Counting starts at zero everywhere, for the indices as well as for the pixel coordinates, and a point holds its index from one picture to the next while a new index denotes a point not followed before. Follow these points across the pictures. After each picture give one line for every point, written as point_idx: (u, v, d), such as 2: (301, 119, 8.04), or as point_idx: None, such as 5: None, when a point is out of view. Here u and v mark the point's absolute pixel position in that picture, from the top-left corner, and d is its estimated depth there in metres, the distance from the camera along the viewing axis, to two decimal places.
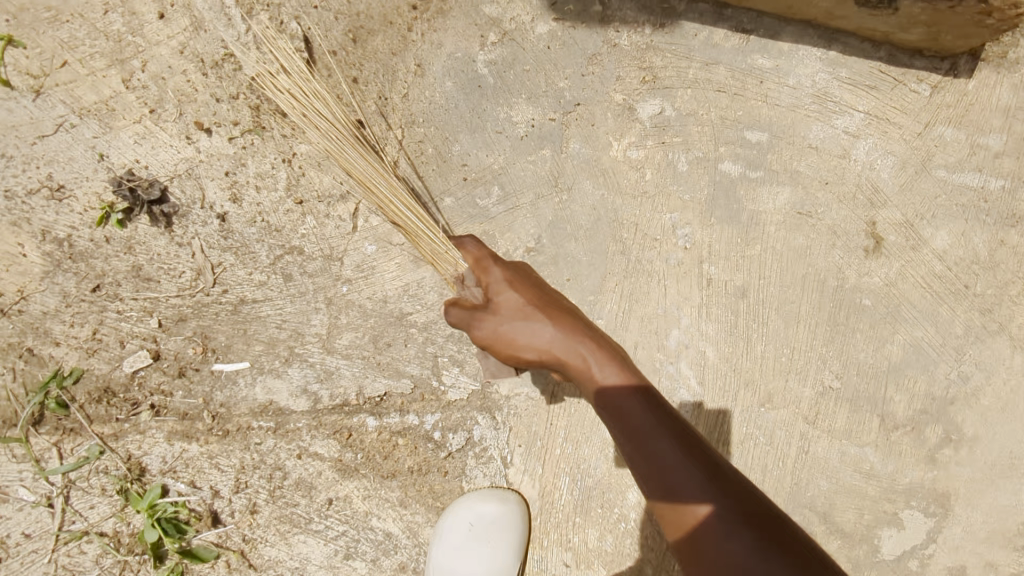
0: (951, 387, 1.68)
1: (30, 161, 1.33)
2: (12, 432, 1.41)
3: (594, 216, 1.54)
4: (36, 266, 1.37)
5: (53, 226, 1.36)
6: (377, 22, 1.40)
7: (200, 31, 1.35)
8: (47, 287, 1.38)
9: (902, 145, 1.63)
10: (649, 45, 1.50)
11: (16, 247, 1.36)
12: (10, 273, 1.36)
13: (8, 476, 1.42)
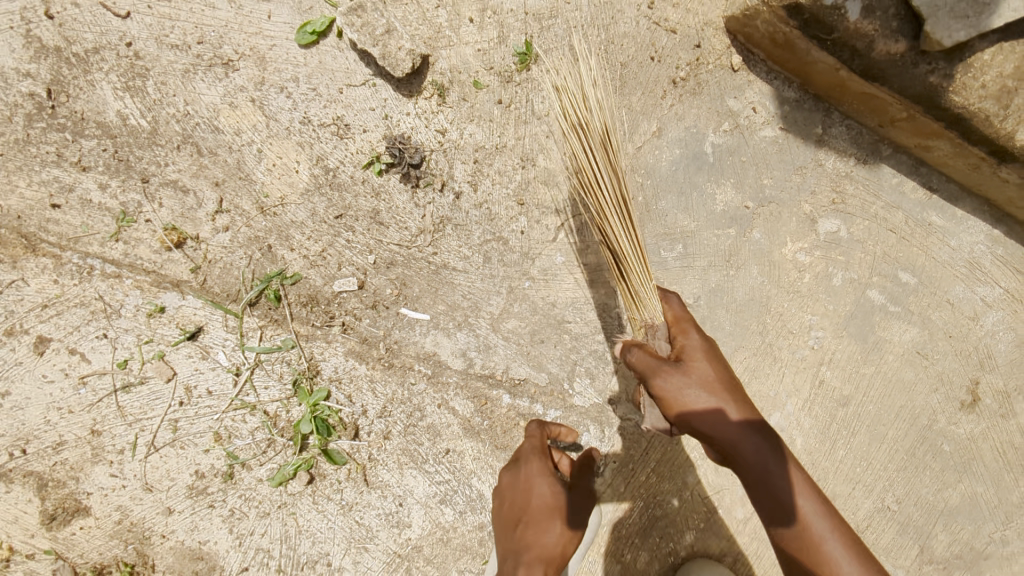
0: (990, 544, 1.87)
1: (332, 101, 1.58)
2: (232, 306, 1.64)
3: (749, 296, 1.77)
4: (301, 183, 1.62)
5: (328, 156, 1.61)
6: (640, 82, 1.63)
7: (503, 45, 1.58)
8: (302, 202, 1.63)
9: None
10: (848, 174, 1.72)
11: (293, 162, 1.60)
12: (280, 181, 1.61)
13: (214, 338, 1.65)
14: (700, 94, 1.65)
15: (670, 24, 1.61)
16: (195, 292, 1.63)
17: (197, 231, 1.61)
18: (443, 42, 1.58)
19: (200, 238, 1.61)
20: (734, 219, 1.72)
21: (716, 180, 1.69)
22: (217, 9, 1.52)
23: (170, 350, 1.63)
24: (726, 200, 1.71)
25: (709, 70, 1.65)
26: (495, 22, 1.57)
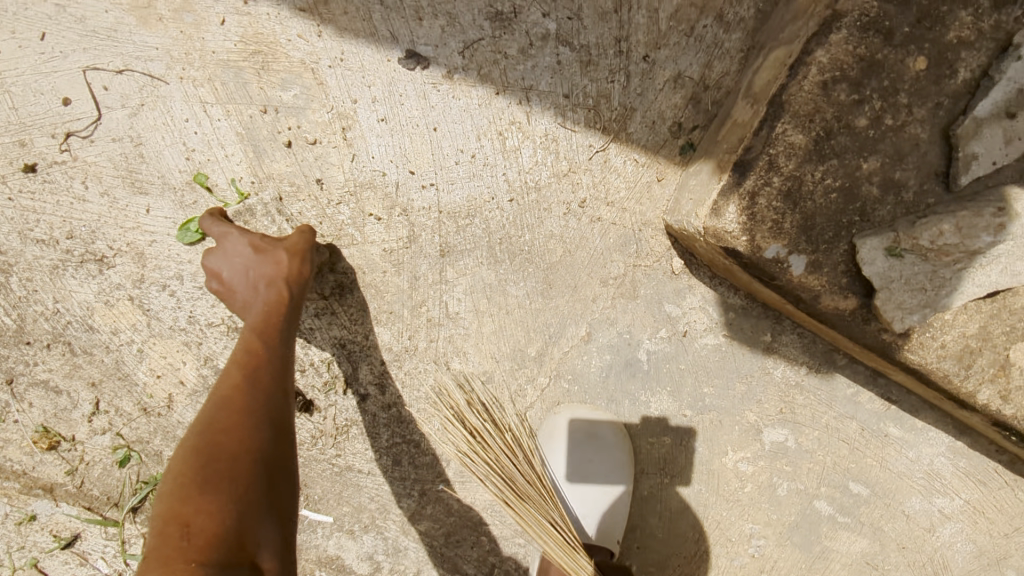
0: None
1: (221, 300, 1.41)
2: (112, 513, 1.49)
3: (685, 503, 1.62)
4: (188, 382, 1.45)
5: (217, 356, 1.44)
6: (569, 285, 1.47)
7: (413, 245, 1.41)
8: (190, 402, 1.46)
9: (986, 537, 1.69)
10: (798, 382, 1.56)
11: (179, 362, 1.44)
12: (163, 380, 1.45)
13: (93, 545, 1.50)
14: (636, 297, 1.48)
15: (603, 223, 1.43)
16: (71, 497, 1.48)
17: (72, 432, 1.46)
18: (346, 240, 1.40)
19: (75, 440, 1.46)
20: (669, 427, 1.57)
21: (650, 387, 1.54)
22: (86, 201, 1.34)
23: (44, 556, 1.49)
24: (661, 408, 1.55)
25: (646, 272, 1.47)
26: (404, 220, 1.39)
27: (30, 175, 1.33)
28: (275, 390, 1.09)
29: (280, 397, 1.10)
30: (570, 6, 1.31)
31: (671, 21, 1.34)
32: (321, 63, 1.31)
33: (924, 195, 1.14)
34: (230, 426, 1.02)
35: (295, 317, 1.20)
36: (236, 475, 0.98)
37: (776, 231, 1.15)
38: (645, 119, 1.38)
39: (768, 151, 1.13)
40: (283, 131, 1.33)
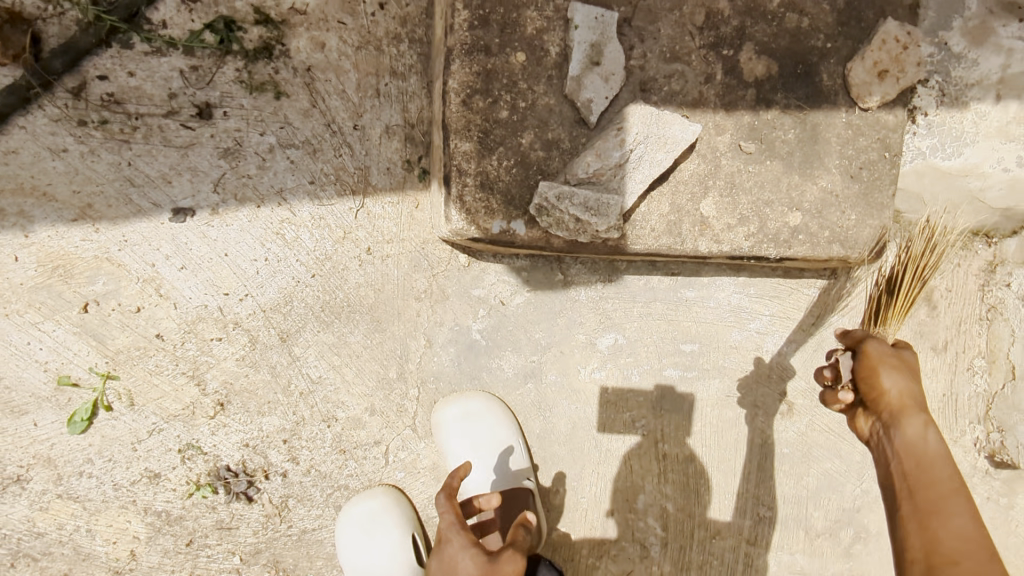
0: None
1: (132, 460, 1.69)
2: None
3: (571, 423, 1.97)
4: (141, 533, 1.72)
5: (153, 502, 1.71)
6: (393, 312, 1.79)
7: (257, 344, 1.72)
8: (151, 547, 1.72)
9: (802, 332, 2.07)
10: (601, 296, 1.91)
11: (126, 522, 1.70)
12: (121, 542, 1.71)
13: None
14: (447, 296, 1.81)
15: (392, 257, 1.77)
16: None
17: None
18: (204, 367, 1.70)
19: None
20: (527, 376, 1.91)
21: (497, 353, 1.87)
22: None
23: None
24: (512, 366, 1.89)
25: (444, 275, 1.81)
26: (242, 330, 1.71)
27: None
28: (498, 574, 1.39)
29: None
30: (279, 120, 1.65)
31: (360, 94, 1.69)
32: (113, 250, 1.62)
33: (576, 139, 1.49)
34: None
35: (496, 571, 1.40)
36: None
37: (469, 221, 1.50)
38: (381, 169, 1.73)
39: (454, 163, 1.47)
40: (110, 313, 1.64)
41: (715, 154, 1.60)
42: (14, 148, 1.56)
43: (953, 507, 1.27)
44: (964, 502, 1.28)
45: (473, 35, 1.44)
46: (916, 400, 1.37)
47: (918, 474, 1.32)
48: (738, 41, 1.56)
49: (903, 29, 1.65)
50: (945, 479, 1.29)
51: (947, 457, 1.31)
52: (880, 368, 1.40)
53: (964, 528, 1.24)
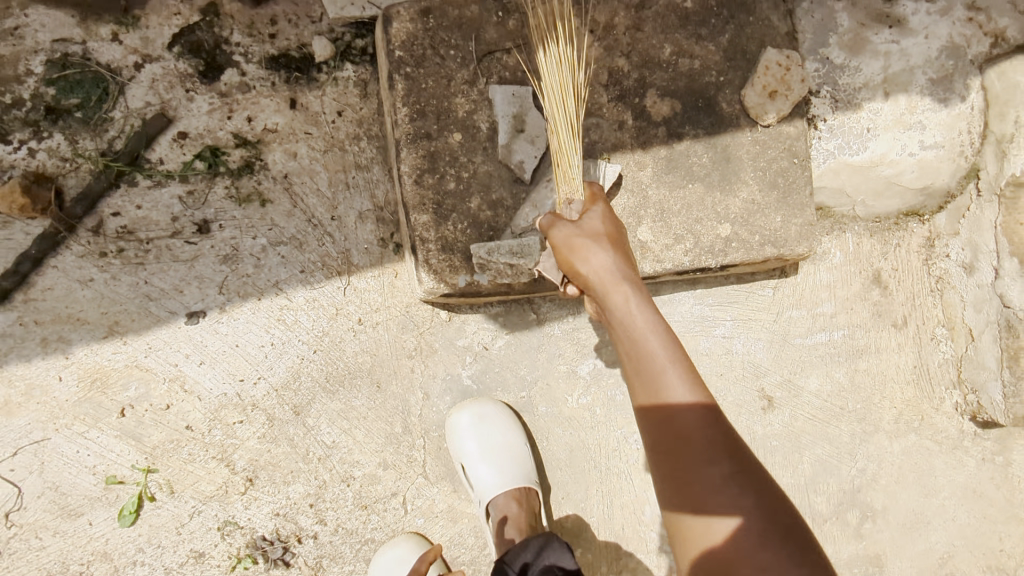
0: (856, 479, 2.34)
1: (178, 543, 1.88)
2: None
3: (569, 449, 2.13)
4: None
5: None
6: (390, 372, 2.00)
7: (275, 420, 1.93)
8: None
9: (766, 330, 2.27)
10: (574, 327, 2.10)
11: None
12: None
13: None
14: (435, 350, 2.02)
15: (381, 323, 1.99)
16: None
17: None
18: (231, 449, 1.91)
19: None
20: (521, 411, 2.10)
21: (489, 394, 2.07)
22: (45, 546, 1.82)
23: None
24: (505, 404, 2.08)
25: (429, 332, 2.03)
26: (260, 409, 1.92)
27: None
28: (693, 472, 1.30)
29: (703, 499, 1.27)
30: (267, 223, 1.92)
31: (333, 189, 1.96)
32: (141, 358, 1.87)
33: (517, 195, 1.75)
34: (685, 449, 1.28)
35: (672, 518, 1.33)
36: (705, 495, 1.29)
37: (438, 281, 1.73)
38: (360, 250, 1.98)
39: (416, 233, 1.71)
40: (144, 413, 1.87)
41: (641, 187, 1.83)
42: (48, 285, 1.82)
43: (714, 462, 1.25)
44: (722, 458, 1.25)
45: (415, 125, 1.70)
46: (659, 352, 1.35)
47: (671, 406, 1.30)
48: (641, 90, 1.82)
49: (782, 54, 1.89)
50: (701, 412, 1.29)
51: (697, 405, 1.29)
52: (589, 257, 1.44)
53: (722, 480, 1.24)
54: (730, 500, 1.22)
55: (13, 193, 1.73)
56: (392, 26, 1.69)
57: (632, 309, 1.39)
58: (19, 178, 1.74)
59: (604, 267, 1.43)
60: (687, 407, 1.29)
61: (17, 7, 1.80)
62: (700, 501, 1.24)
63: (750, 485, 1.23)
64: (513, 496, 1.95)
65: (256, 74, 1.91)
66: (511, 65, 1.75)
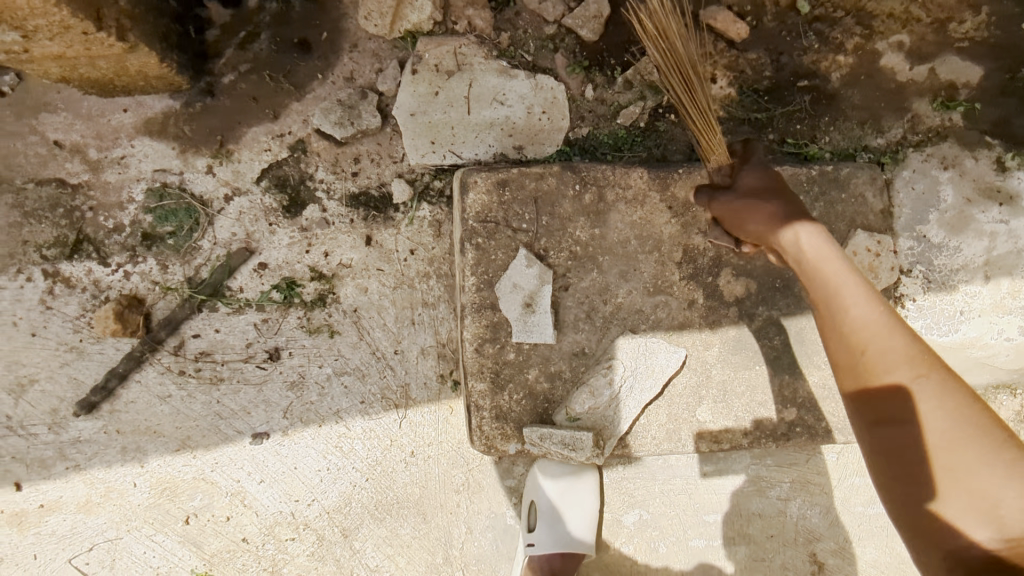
0: None
1: None
2: None
3: None
4: None
5: None
6: (437, 503, 2.05)
7: (323, 540, 2.02)
8: None
9: (825, 496, 2.14)
10: (622, 477, 2.10)
11: None
12: None
13: None
14: (482, 486, 2.06)
15: (433, 456, 2.04)
16: None
17: None
18: (280, 563, 2.01)
19: None
20: None
21: None
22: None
23: None
24: None
25: (479, 468, 2.06)
26: (310, 528, 2.02)
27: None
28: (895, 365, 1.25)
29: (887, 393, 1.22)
30: (333, 353, 1.99)
31: (398, 324, 2.01)
32: (207, 471, 1.99)
33: (576, 369, 1.74)
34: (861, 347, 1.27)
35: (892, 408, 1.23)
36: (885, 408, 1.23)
37: (491, 447, 1.74)
38: (419, 384, 2.02)
39: (472, 399, 1.73)
40: (206, 523, 1.99)
41: (705, 367, 1.78)
42: (131, 398, 1.95)
43: (911, 406, 1.20)
44: (930, 406, 1.18)
45: (481, 294, 1.71)
46: (840, 275, 1.32)
47: (876, 354, 1.25)
48: (716, 268, 1.76)
49: (873, 239, 1.80)
50: (899, 349, 1.23)
51: (908, 367, 1.22)
52: (761, 207, 1.46)
53: (923, 435, 1.18)
54: (934, 459, 1.16)
55: (109, 317, 1.88)
56: (468, 196, 1.70)
57: (834, 265, 1.34)
58: (115, 304, 1.89)
59: (804, 238, 1.38)
60: (894, 337, 1.25)
61: (124, 137, 1.92)
62: (900, 477, 1.18)
63: (951, 420, 1.16)
64: (568, 556, 1.98)
65: (336, 210, 1.97)
66: (583, 239, 1.72)
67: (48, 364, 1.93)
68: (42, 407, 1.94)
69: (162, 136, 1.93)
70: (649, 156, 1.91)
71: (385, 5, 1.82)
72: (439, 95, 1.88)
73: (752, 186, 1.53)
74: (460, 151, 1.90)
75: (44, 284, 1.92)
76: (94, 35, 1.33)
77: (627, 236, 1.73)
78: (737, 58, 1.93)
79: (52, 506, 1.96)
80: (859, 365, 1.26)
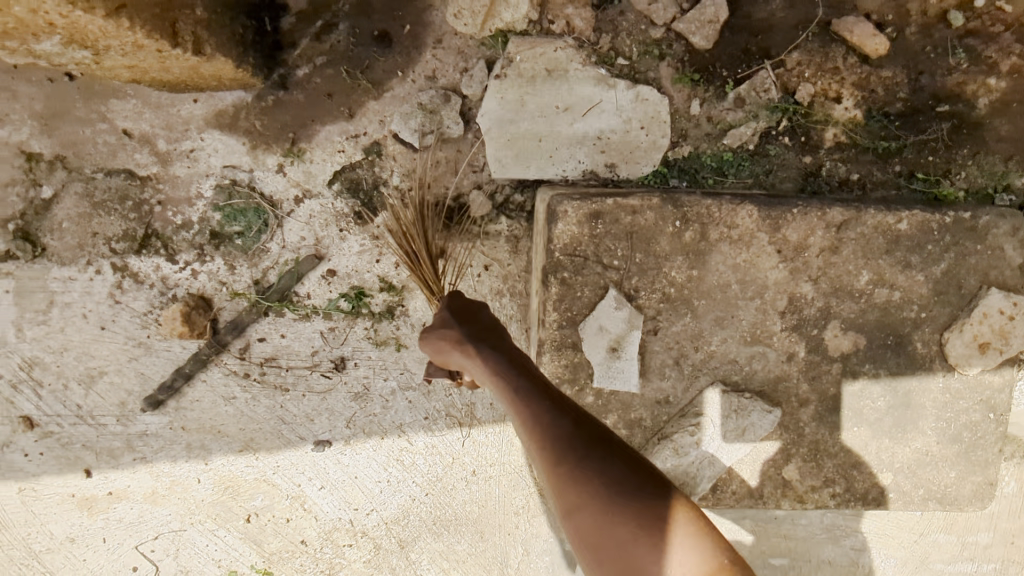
0: None
1: None
2: None
3: None
4: None
5: None
6: (495, 523, 2.01)
7: (379, 548, 2.01)
8: None
9: (901, 549, 2.03)
10: None
11: None
12: None
13: None
14: (542, 511, 2.00)
15: (494, 477, 1.99)
16: None
17: None
18: (337, 566, 2.03)
19: None
20: None
21: None
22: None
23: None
24: None
25: (540, 492, 2.01)
26: (368, 536, 2.01)
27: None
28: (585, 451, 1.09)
29: (598, 497, 1.04)
30: (399, 366, 1.92)
31: None
32: (268, 473, 1.98)
33: (658, 417, 1.62)
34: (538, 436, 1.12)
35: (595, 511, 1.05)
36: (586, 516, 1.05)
37: None
38: (485, 404, 1.95)
39: None
40: (266, 523, 2.00)
41: (798, 426, 1.64)
42: (197, 397, 1.94)
43: (585, 464, 1.07)
44: (581, 461, 1.07)
45: (562, 332, 1.59)
46: (503, 360, 1.24)
47: (539, 431, 1.12)
48: (822, 321, 1.60)
49: (1008, 301, 1.61)
50: (541, 419, 1.13)
51: (558, 438, 1.09)
52: (460, 350, 1.30)
53: (617, 505, 1.04)
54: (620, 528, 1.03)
55: (180, 317, 1.85)
56: (556, 226, 1.56)
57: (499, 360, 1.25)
58: (183, 305, 1.86)
59: (487, 355, 1.26)
60: (563, 418, 1.14)
61: (193, 129, 1.82)
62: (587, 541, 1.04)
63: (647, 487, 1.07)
64: None
65: (410, 219, 1.85)
66: (678, 281, 1.57)
67: (117, 357, 1.92)
68: (111, 399, 1.94)
69: (232, 130, 1.82)
70: (755, 183, 1.73)
71: (479, 3, 1.67)
72: (528, 104, 1.71)
73: (443, 321, 1.39)
74: (546, 167, 1.75)
75: (113, 277, 1.87)
76: (168, 52, 1.24)
77: (728, 279, 1.57)
78: (869, 75, 1.69)
79: (120, 494, 1.99)
80: (565, 477, 1.07)
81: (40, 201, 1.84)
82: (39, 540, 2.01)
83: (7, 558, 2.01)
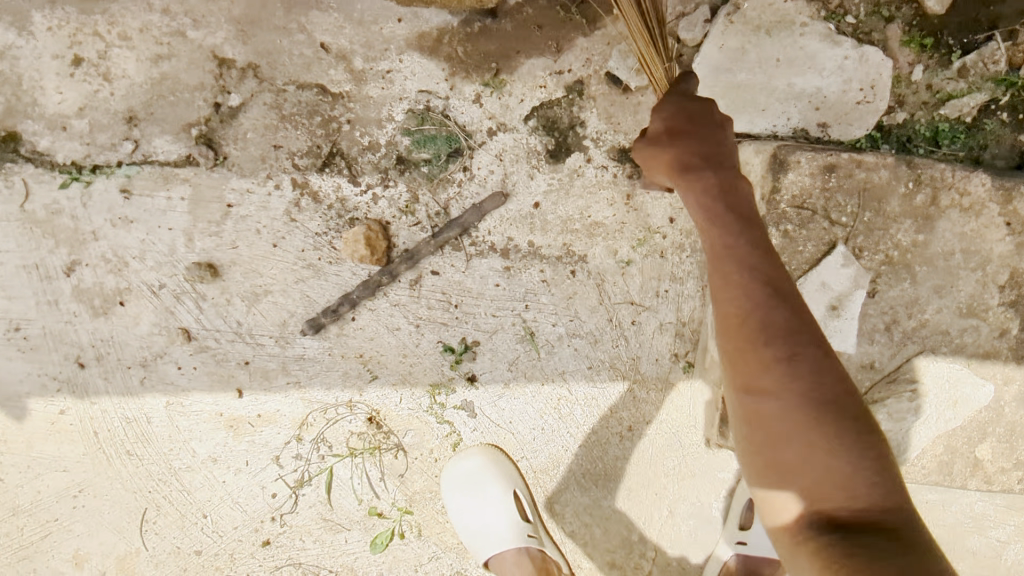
0: None
1: None
2: None
3: None
4: None
5: None
6: (645, 481, 1.98)
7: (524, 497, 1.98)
8: None
9: None
10: None
11: None
12: None
13: None
14: (693, 473, 1.97)
15: (650, 435, 1.96)
16: None
17: None
18: None
19: None
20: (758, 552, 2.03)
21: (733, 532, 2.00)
22: (307, 549, 2.04)
23: None
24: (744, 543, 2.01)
25: (693, 454, 1.97)
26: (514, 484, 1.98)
27: (267, 547, 2.04)
28: (790, 352, 1.05)
29: (799, 403, 1.04)
30: (570, 313, 1.89)
31: (642, 294, 1.88)
32: (423, 411, 1.95)
33: (860, 382, 1.60)
34: (758, 329, 1.07)
35: (799, 409, 1.03)
36: (785, 421, 1.04)
37: None
38: (650, 358, 1.91)
39: None
40: (414, 461, 1.97)
41: (998, 404, 1.62)
42: (361, 326, 1.90)
43: (789, 366, 1.04)
44: (772, 371, 1.05)
45: None
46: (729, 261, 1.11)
47: (755, 341, 1.06)
48: None
49: None
50: (754, 321, 1.07)
51: (761, 351, 1.06)
52: (696, 171, 1.17)
53: (822, 430, 1.02)
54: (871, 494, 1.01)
55: (359, 240, 1.81)
56: (786, 176, 1.53)
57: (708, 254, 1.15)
58: (367, 227, 1.81)
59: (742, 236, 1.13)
60: (772, 311, 1.07)
61: (392, 50, 1.77)
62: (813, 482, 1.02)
63: (877, 466, 1.01)
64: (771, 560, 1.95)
65: (602, 161, 1.80)
66: (902, 245, 1.54)
67: (284, 278, 1.87)
68: (273, 319, 1.90)
69: (433, 54, 1.77)
70: (968, 156, 1.69)
71: None
72: (749, 53, 1.66)
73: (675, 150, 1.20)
74: (758, 122, 1.71)
75: (292, 194, 1.82)
76: None
77: (952, 248, 1.55)
78: None
79: (269, 418, 1.96)
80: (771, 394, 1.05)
81: (226, 109, 1.79)
82: (181, 457, 1.99)
83: (146, 473, 2.00)
